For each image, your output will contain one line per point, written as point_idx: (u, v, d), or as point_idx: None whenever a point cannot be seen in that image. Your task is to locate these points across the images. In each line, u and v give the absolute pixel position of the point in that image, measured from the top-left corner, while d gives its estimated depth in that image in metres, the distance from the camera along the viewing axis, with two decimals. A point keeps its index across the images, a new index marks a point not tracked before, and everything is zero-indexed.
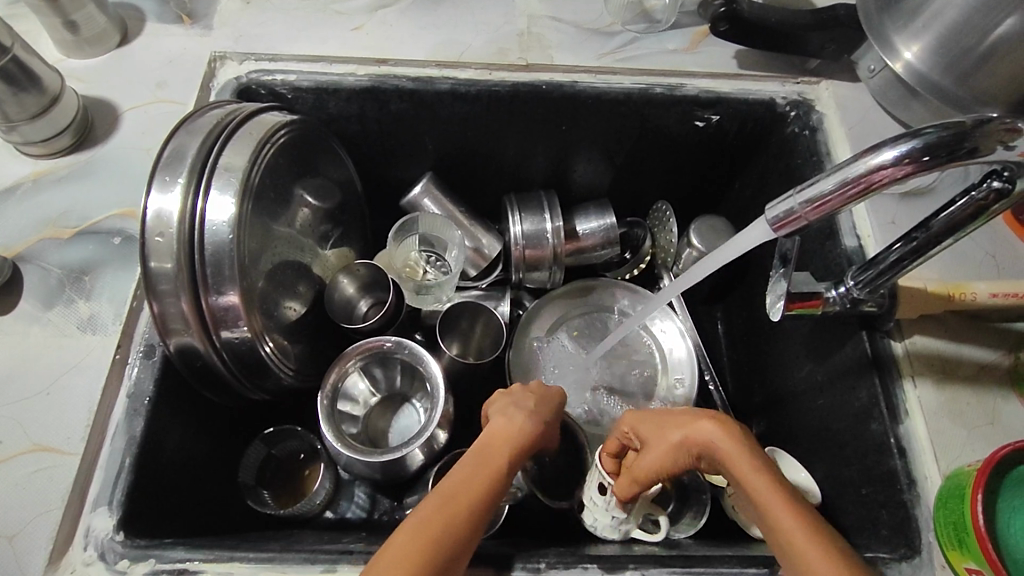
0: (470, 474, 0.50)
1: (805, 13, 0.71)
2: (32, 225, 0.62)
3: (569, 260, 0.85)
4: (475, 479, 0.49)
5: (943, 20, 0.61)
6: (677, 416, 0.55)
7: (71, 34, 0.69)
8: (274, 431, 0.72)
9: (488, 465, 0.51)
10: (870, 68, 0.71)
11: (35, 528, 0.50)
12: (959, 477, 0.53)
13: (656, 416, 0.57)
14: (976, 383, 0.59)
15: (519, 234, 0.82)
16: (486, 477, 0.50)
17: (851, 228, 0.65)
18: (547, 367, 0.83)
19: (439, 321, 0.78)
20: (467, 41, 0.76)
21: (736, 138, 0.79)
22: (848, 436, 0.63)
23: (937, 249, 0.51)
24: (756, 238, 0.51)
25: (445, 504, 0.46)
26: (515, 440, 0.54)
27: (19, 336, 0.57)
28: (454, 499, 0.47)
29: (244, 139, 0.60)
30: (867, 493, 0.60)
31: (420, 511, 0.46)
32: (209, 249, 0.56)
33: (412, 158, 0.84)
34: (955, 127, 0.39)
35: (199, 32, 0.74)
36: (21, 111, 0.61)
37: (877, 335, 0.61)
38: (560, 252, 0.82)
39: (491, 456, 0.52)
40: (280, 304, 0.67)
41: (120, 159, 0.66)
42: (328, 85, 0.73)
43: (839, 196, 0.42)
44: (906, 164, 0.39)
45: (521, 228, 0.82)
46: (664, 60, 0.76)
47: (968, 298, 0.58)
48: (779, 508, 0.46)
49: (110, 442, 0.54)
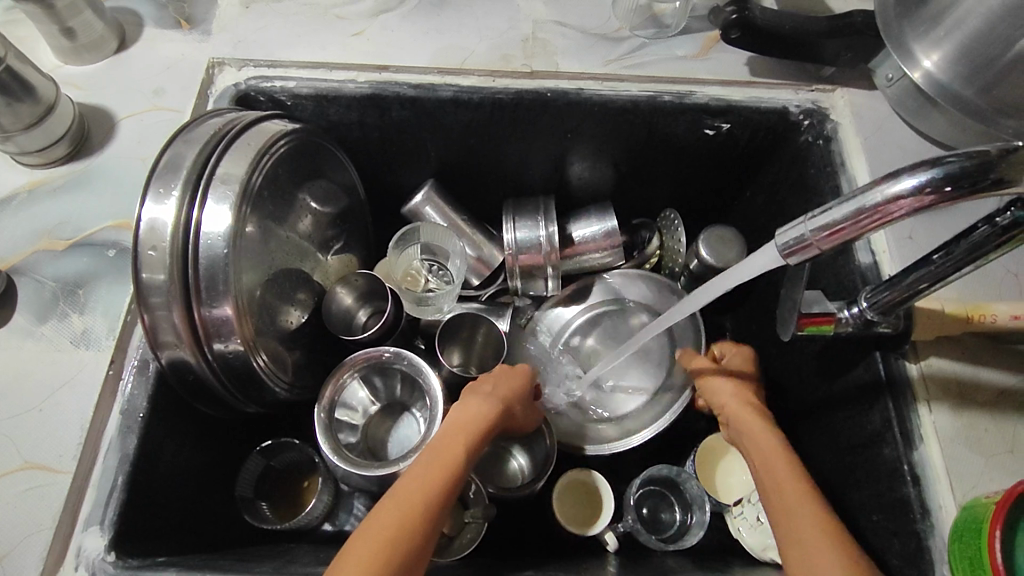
0: (426, 470, 0.53)
1: (820, 19, 0.68)
2: (27, 237, 0.61)
3: (562, 267, 0.83)
4: (433, 472, 0.53)
5: (966, 28, 0.59)
6: (757, 407, 0.64)
7: (69, 41, 0.68)
8: (272, 443, 0.70)
9: (446, 458, 0.54)
10: (888, 77, 0.69)
11: (25, 548, 0.49)
12: (976, 510, 0.50)
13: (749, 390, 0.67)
14: (995, 408, 0.57)
15: (513, 242, 0.79)
16: (440, 472, 0.53)
17: (864, 242, 0.62)
18: (555, 375, 0.82)
19: (438, 333, 0.77)
20: (471, 47, 0.74)
21: (747, 146, 0.77)
22: (860, 459, 0.61)
23: (958, 274, 0.48)
24: (767, 262, 0.49)
25: (400, 507, 0.49)
26: (466, 432, 0.57)
27: (12, 350, 0.56)
28: (406, 501, 0.50)
29: (242, 149, 0.59)
30: (879, 519, 0.58)
31: (380, 511, 0.49)
32: (204, 263, 0.55)
33: (414, 165, 0.82)
34: (979, 156, 0.36)
35: (198, 38, 0.73)
36: (16, 121, 0.60)
37: (890, 356, 0.59)
38: (555, 259, 0.80)
39: (445, 449, 0.55)
40: (277, 316, 0.66)
41: (117, 168, 0.65)
42: (328, 92, 0.72)
43: (853, 225, 0.40)
44: (925, 194, 0.37)
45: (514, 235, 0.79)
46: (673, 67, 0.74)
47: (987, 320, 0.56)
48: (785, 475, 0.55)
49: (102, 460, 0.53)
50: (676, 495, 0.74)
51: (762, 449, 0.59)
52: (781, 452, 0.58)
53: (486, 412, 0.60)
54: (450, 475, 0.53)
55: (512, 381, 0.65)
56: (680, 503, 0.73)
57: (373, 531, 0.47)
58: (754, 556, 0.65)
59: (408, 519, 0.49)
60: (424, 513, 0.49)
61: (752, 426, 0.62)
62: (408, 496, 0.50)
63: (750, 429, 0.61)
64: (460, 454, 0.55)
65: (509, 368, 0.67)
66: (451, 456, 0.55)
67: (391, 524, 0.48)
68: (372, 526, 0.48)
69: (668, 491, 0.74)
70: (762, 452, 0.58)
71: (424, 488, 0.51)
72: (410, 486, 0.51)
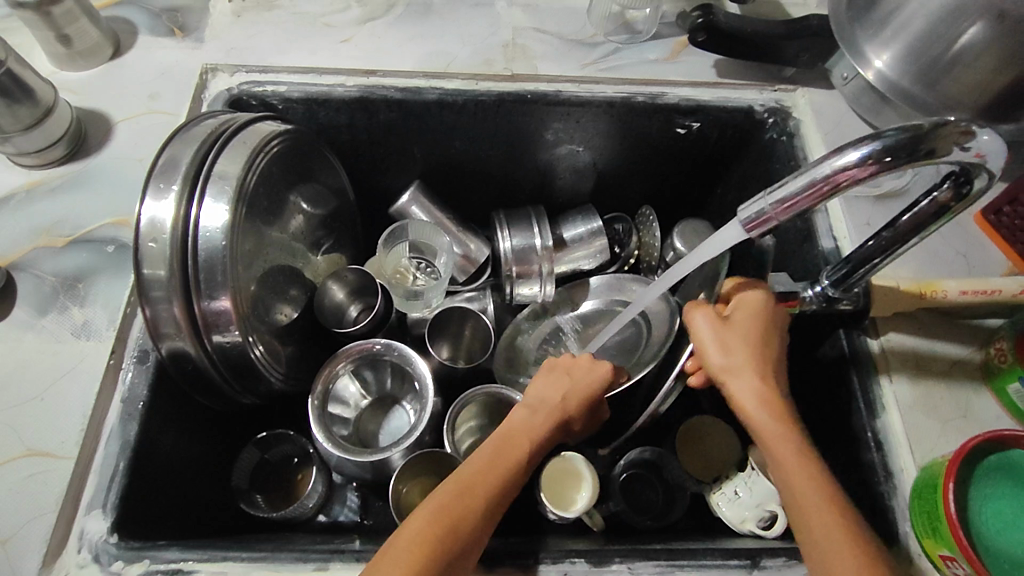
0: (489, 465, 0.54)
1: (779, 23, 0.73)
2: (26, 234, 0.63)
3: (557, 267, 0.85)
4: (496, 464, 0.54)
5: (911, 30, 0.64)
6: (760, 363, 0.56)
7: (65, 47, 0.70)
8: (267, 435, 0.72)
9: (510, 453, 0.56)
10: (843, 76, 0.73)
11: (28, 531, 0.50)
12: (933, 468, 0.54)
13: (746, 330, 0.57)
14: (949, 378, 0.61)
15: (509, 249, 0.82)
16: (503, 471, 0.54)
17: (827, 228, 0.67)
18: None
19: (428, 328, 0.79)
20: (454, 53, 0.78)
21: (716, 144, 0.82)
22: (830, 431, 0.65)
23: (906, 247, 0.53)
24: (728, 243, 0.52)
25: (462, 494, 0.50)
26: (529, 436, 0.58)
27: (13, 342, 0.58)
28: (468, 492, 0.51)
29: (238, 148, 0.62)
30: (847, 486, 0.62)
31: (441, 497, 0.50)
32: (202, 255, 0.57)
33: (401, 166, 0.86)
34: (913, 130, 0.40)
35: (192, 45, 0.76)
36: (15, 122, 0.62)
37: (853, 332, 0.63)
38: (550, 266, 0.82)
39: (508, 449, 0.56)
40: (271, 310, 0.68)
41: (114, 169, 0.67)
42: (318, 96, 0.75)
43: (807, 196, 0.44)
44: (868, 165, 0.41)
45: (510, 243, 0.82)
46: (646, 70, 0.79)
47: (939, 296, 0.61)
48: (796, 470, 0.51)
49: (103, 447, 0.55)
50: (657, 479, 0.77)
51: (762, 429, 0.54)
52: (811, 474, 0.50)
53: (546, 417, 0.60)
54: (509, 470, 0.55)
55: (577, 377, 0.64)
56: (662, 486, 0.77)
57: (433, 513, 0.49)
58: (733, 528, 0.67)
59: (468, 508, 0.50)
60: (482, 508, 0.51)
61: (775, 437, 0.53)
62: (472, 488, 0.51)
63: (771, 437, 0.53)
64: (520, 455, 0.56)
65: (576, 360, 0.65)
66: (515, 453, 0.56)
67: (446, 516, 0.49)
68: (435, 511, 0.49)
69: (651, 476, 0.78)
70: (789, 470, 0.51)
71: (488, 482, 0.53)
72: (471, 477, 0.52)
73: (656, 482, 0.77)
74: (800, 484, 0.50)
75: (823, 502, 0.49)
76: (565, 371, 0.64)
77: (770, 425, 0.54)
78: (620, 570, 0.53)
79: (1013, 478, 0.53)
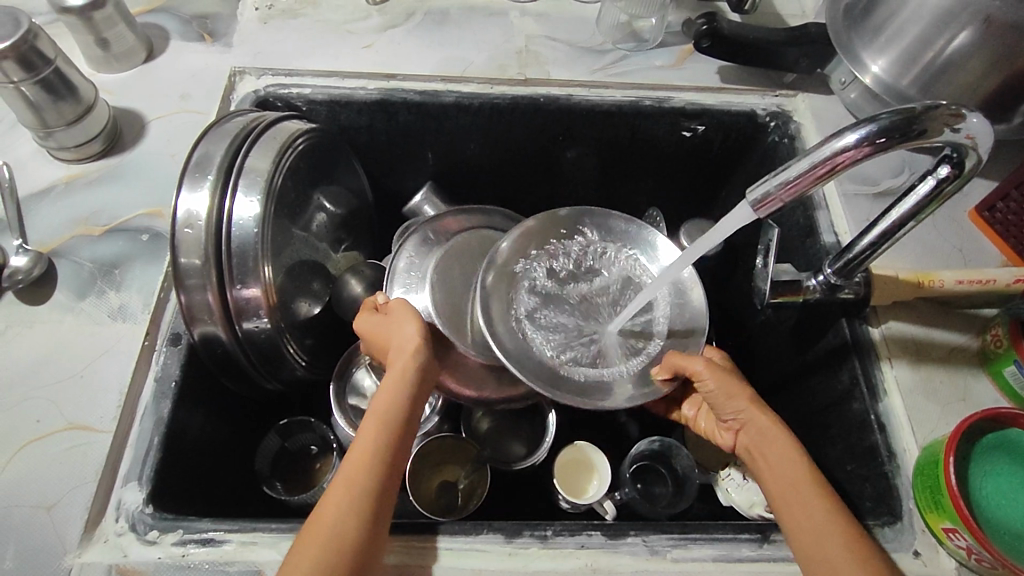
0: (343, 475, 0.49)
1: (778, 31, 0.77)
2: (66, 224, 0.66)
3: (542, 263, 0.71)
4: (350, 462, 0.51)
5: (905, 35, 0.68)
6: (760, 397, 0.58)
7: (103, 50, 0.74)
8: (287, 421, 0.74)
9: (362, 443, 0.52)
10: (842, 81, 0.77)
11: (70, 499, 0.53)
12: (933, 446, 0.56)
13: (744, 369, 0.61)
14: (947, 364, 0.64)
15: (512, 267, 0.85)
16: (354, 474, 0.49)
17: (828, 224, 0.71)
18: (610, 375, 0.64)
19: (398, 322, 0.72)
20: (470, 58, 0.82)
21: (720, 148, 0.85)
22: (833, 417, 0.68)
23: (904, 231, 0.56)
24: (729, 232, 0.55)
25: (318, 519, 0.47)
26: (382, 423, 0.53)
27: (53, 323, 0.61)
28: (321, 514, 0.48)
29: (269, 143, 0.64)
30: (852, 468, 0.64)
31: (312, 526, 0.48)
32: (236, 243, 0.59)
33: (415, 168, 0.89)
34: (906, 113, 0.45)
35: (220, 50, 0.80)
36: (59, 118, 0.65)
37: (854, 321, 0.66)
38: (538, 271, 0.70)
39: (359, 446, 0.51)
40: (297, 301, 0.70)
41: (148, 164, 0.71)
42: (341, 98, 0.78)
43: (811, 176, 0.47)
44: (866, 146, 0.45)
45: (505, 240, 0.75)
46: (652, 75, 0.82)
47: (936, 285, 0.63)
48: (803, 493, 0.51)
49: (138, 423, 0.57)
50: (666, 467, 0.78)
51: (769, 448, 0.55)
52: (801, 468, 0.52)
53: (386, 397, 0.55)
54: (375, 458, 0.51)
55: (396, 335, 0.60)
56: (670, 475, 0.77)
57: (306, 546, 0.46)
58: (742, 513, 0.69)
59: (331, 529, 0.47)
60: (338, 522, 0.47)
61: (767, 439, 0.55)
62: (325, 510, 0.48)
63: (767, 440, 0.55)
64: (374, 446, 0.51)
65: (379, 322, 0.62)
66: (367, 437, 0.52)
67: (316, 544, 0.46)
68: (309, 539, 0.46)
69: (658, 464, 0.78)
70: (775, 469, 0.53)
71: (347, 482, 0.49)
72: (330, 497, 0.49)
73: (663, 471, 0.77)
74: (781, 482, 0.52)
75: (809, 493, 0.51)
76: (395, 343, 0.59)
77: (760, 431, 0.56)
78: (635, 542, 0.56)
79: (1012, 455, 0.55)
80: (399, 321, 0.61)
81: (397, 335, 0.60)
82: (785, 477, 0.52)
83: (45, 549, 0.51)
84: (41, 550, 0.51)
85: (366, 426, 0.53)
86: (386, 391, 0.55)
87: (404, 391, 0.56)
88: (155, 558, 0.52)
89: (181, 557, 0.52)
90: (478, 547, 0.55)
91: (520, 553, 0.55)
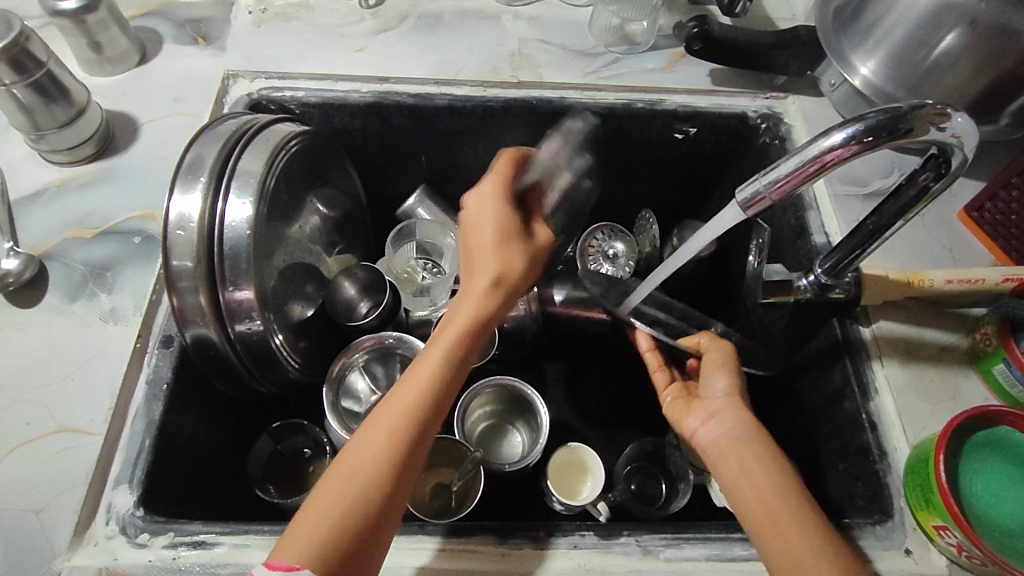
0: (389, 418, 0.48)
1: (769, 34, 0.78)
2: (57, 226, 0.66)
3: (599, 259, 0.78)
4: (389, 406, 0.49)
5: (893, 38, 0.69)
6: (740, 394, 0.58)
7: (96, 53, 0.74)
8: (280, 424, 0.73)
9: (414, 389, 0.49)
10: (830, 83, 0.77)
11: (60, 502, 0.53)
12: (924, 444, 0.57)
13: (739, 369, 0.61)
14: (937, 362, 0.64)
15: None
16: (404, 418, 0.48)
17: (819, 226, 0.71)
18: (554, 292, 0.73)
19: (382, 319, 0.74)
20: (463, 62, 0.83)
21: (712, 150, 0.85)
22: (826, 416, 0.68)
23: (892, 230, 0.57)
24: (714, 235, 0.58)
25: (355, 456, 0.47)
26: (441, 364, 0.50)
27: (44, 326, 0.60)
28: (360, 448, 0.47)
29: (262, 145, 0.64)
30: (844, 468, 0.64)
31: (334, 466, 0.48)
32: (228, 245, 0.59)
33: (408, 171, 0.89)
34: (892, 112, 0.45)
35: (214, 53, 0.80)
36: (51, 120, 0.65)
37: (846, 321, 0.66)
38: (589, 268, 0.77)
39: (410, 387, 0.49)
40: (289, 303, 0.70)
41: (141, 166, 0.71)
42: (334, 100, 0.78)
43: (798, 175, 0.47)
44: (853, 144, 0.45)
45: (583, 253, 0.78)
46: (645, 79, 0.83)
47: (925, 285, 0.63)
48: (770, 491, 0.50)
49: (130, 425, 0.57)
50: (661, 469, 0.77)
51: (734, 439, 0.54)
52: (775, 475, 0.51)
53: (454, 329, 0.51)
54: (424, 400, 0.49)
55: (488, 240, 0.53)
56: (666, 477, 0.77)
57: (333, 486, 0.46)
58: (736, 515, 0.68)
59: (361, 476, 0.46)
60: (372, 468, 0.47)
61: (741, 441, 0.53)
62: (363, 452, 0.47)
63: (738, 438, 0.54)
64: (429, 389, 0.49)
65: (467, 221, 0.55)
66: (418, 386, 0.50)
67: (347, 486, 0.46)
68: (332, 483, 0.47)
69: (652, 467, 0.78)
70: (754, 473, 0.51)
71: (382, 433, 0.48)
72: (371, 436, 0.48)
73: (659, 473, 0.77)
74: (766, 485, 0.50)
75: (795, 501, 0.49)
76: (484, 255, 0.53)
77: (741, 424, 0.55)
78: (628, 542, 0.56)
79: (1001, 452, 0.55)
80: (494, 220, 0.54)
81: (481, 248, 0.53)
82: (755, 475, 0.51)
83: (34, 552, 0.51)
84: (29, 554, 0.51)
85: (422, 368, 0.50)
86: (445, 335, 0.51)
87: (461, 338, 0.51)
88: (146, 561, 0.51)
89: (171, 560, 0.52)
90: (472, 548, 0.55)
91: (513, 554, 0.55)
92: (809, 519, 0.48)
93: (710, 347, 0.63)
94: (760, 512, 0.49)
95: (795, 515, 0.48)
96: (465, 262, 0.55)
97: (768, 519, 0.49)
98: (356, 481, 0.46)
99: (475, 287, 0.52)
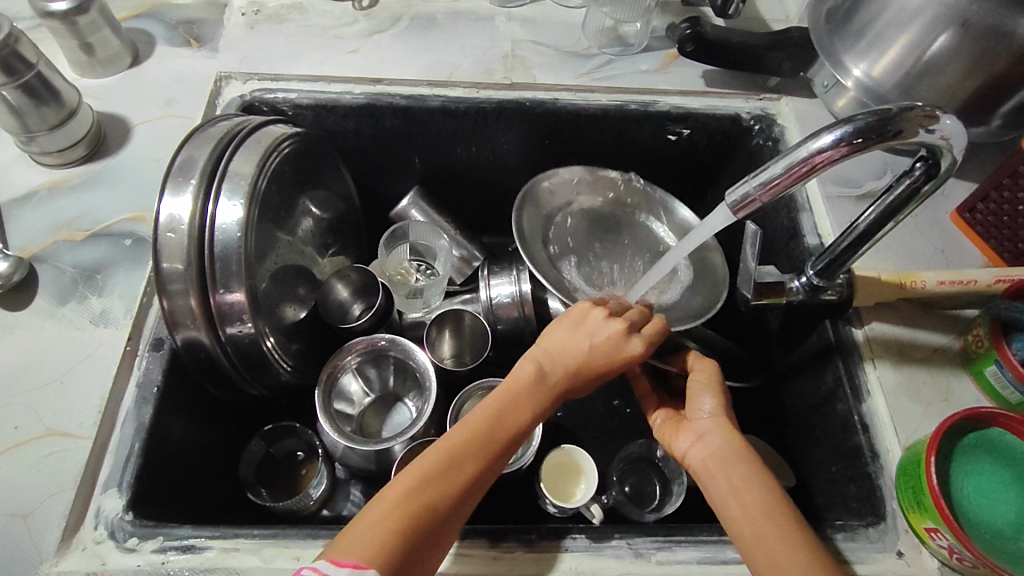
0: (464, 460, 0.51)
1: (761, 36, 0.78)
2: (48, 229, 0.66)
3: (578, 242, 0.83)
4: (469, 430, 0.53)
5: (885, 39, 0.69)
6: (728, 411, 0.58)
7: (87, 55, 0.74)
8: (272, 428, 0.72)
9: (498, 435, 0.53)
10: (824, 85, 0.77)
11: (48, 507, 0.52)
12: (915, 446, 0.57)
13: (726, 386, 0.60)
14: (930, 363, 0.64)
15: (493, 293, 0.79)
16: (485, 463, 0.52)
17: (811, 227, 0.71)
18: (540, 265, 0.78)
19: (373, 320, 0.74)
20: (457, 63, 0.82)
21: (706, 151, 0.85)
22: (819, 418, 0.68)
23: (883, 232, 0.57)
24: (705, 236, 0.58)
25: (423, 486, 0.49)
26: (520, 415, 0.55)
27: (33, 329, 0.60)
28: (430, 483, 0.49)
29: (252, 147, 0.64)
30: (837, 469, 0.64)
31: (402, 472, 0.50)
32: (219, 248, 0.59)
33: (401, 172, 0.89)
34: (881, 114, 0.45)
35: (206, 55, 0.80)
36: (41, 122, 0.65)
37: (838, 323, 0.66)
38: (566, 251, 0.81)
39: (492, 435, 0.53)
40: (281, 305, 0.70)
41: (132, 168, 0.70)
42: (327, 102, 0.78)
43: (788, 177, 0.47)
44: (842, 146, 0.45)
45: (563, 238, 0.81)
46: (638, 80, 0.83)
47: (917, 286, 0.63)
48: (760, 511, 0.50)
49: (119, 429, 0.57)
50: (653, 469, 0.77)
51: (723, 458, 0.54)
52: (764, 495, 0.51)
53: (546, 395, 0.56)
54: (499, 450, 0.53)
55: (587, 344, 0.58)
56: (659, 478, 0.77)
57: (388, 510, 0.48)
58: None
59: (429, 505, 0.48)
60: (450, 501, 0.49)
61: (731, 461, 0.54)
62: (437, 484, 0.49)
63: (728, 458, 0.54)
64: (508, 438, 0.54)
65: (580, 317, 0.60)
66: (504, 426, 0.54)
67: (404, 511, 0.48)
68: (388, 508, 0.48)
69: (644, 468, 0.78)
70: (743, 493, 0.52)
71: (454, 467, 0.51)
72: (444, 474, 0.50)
73: (651, 473, 0.77)
74: (755, 504, 0.51)
75: (783, 518, 0.50)
76: (596, 345, 0.58)
77: (729, 445, 0.55)
78: (619, 545, 0.56)
79: (993, 454, 0.55)
80: (605, 321, 0.59)
81: (595, 338, 0.58)
82: (747, 494, 0.51)
83: (22, 556, 0.50)
84: (17, 558, 0.50)
85: (509, 421, 0.54)
86: (534, 388, 0.56)
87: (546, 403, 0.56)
88: (135, 566, 0.51)
89: (160, 564, 0.51)
90: (462, 551, 0.55)
91: (504, 557, 0.55)
92: (796, 538, 0.49)
93: (693, 365, 0.62)
94: (748, 529, 0.50)
95: (784, 533, 0.49)
96: (561, 335, 0.59)
97: (758, 539, 0.49)
98: (417, 510, 0.48)
99: (574, 364, 0.57)
